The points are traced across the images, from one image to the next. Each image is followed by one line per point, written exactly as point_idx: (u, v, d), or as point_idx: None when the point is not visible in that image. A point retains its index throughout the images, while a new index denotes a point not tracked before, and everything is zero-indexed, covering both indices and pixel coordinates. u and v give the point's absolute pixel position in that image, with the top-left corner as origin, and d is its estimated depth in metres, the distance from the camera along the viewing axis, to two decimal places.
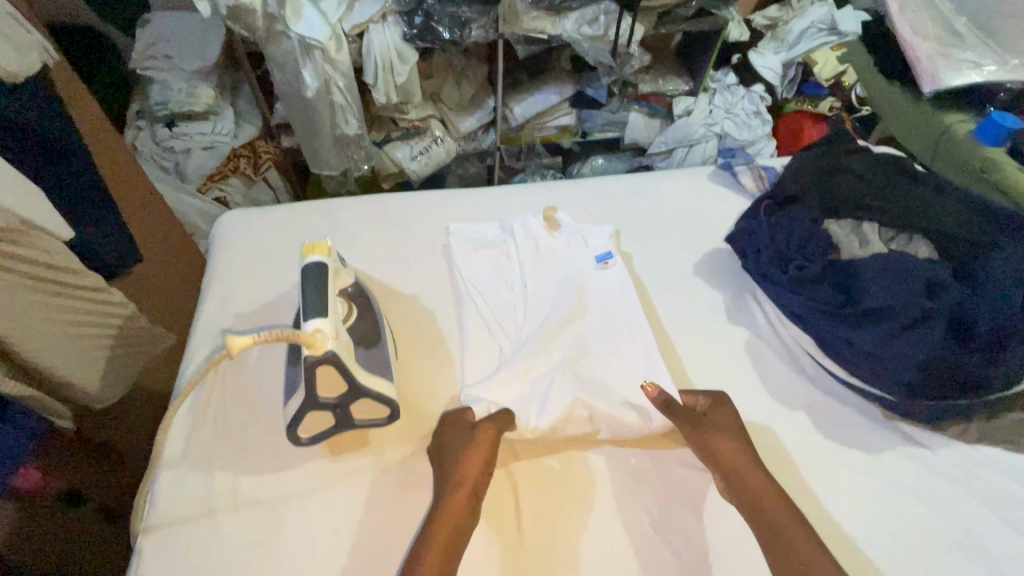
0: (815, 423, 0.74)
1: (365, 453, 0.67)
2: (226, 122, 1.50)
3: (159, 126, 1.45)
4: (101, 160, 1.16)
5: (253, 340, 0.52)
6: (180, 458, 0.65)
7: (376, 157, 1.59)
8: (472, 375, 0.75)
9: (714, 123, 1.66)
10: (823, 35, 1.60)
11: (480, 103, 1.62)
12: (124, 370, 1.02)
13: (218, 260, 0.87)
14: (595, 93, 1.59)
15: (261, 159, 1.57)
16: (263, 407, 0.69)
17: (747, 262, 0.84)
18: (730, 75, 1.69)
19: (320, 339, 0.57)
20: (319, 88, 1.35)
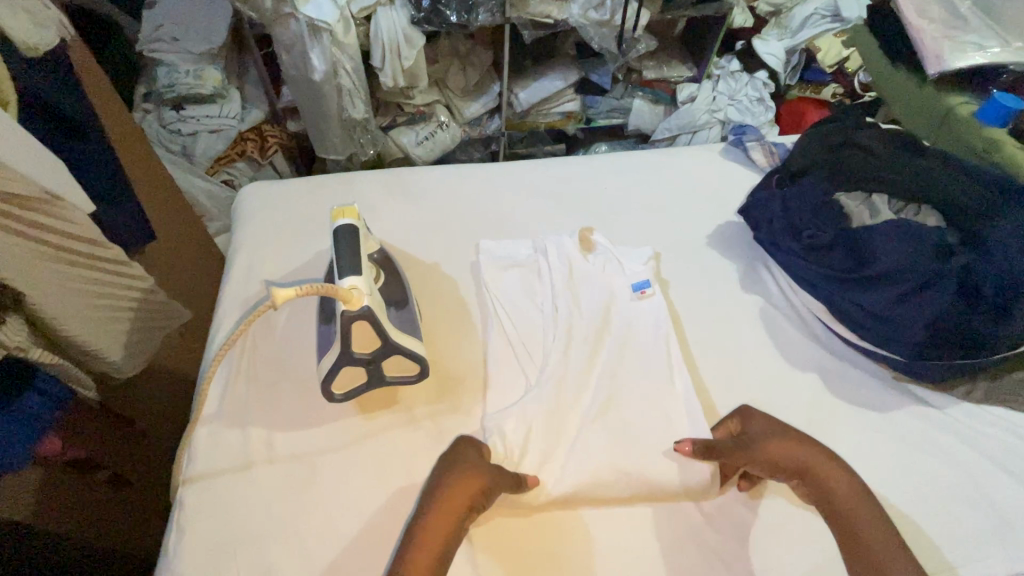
0: (826, 384, 0.76)
1: (394, 411, 0.69)
2: (232, 106, 1.51)
3: (166, 109, 1.46)
4: (117, 139, 1.17)
5: (296, 292, 0.56)
6: (216, 415, 0.67)
7: (381, 143, 1.63)
8: (498, 404, 0.71)
9: (718, 110, 1.68)
10: (826, 22, 1.63)
11: (485, 88, 1.62)
12: (142, 343, 1.04)
13: (242, 231, 0.89)
14: (601, 79, 1.62)
15: (268, 143, 1.60)
16: (294, 367, 0.71)
17: (761, 232, 0.87)
18: (733, 62, 1.69)
19: (357, 295, 0.59)
20: (327, 70, 1.36)
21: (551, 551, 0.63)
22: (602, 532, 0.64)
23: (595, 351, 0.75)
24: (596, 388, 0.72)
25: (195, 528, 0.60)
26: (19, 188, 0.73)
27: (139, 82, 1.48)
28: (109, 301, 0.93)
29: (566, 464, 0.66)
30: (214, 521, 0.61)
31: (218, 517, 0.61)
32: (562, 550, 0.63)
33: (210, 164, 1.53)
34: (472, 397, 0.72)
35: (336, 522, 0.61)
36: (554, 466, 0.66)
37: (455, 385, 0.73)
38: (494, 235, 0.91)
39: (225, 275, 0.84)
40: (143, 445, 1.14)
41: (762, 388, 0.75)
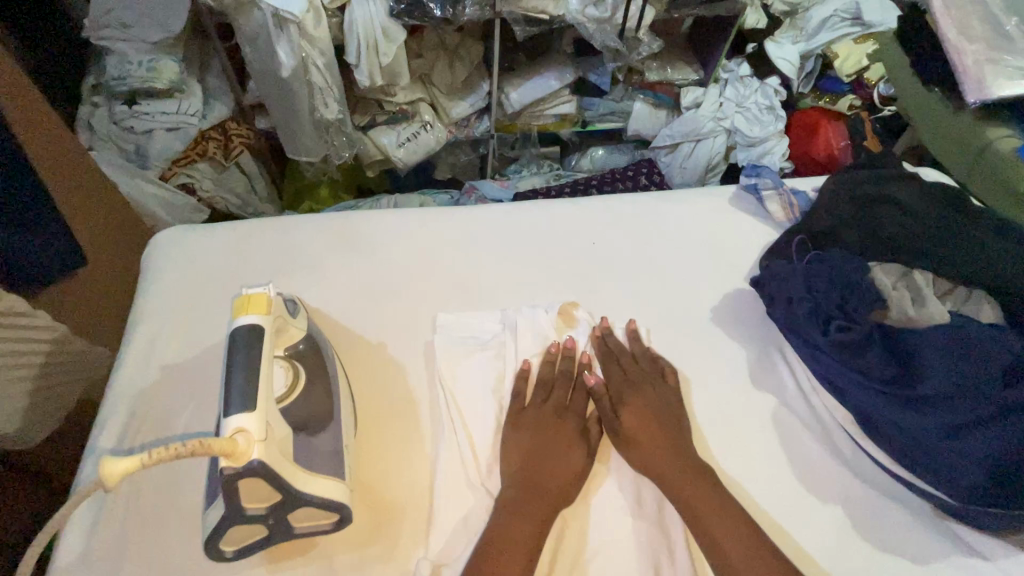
0: (852, 521, 0.62)
1: (309, 560, 0.55)
2: (193, 101, 1.29)
3: (117, 103, 1.25)
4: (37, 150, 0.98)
5: (140, 463, 0.39)
6: (77, 567, 0.52)
7: (359, 143, 1.42)
8: (443, 550, 0.56)
9: (725, 117, 1.48)
10: (846, 27, 1.44)
11: (473, 86, 1.44)
12: (52, 407, 0.92)
13: (149, 291, 0.73)
14: (598, 79, 1.45)
15: (232, 143, 1.38)
16: (183, 497, 0.56)
17: (777, 312, 0.72)
18: (743, 65, 1.50)
19: (242, 447, 0.44)
20: (295, 66, 1.18)
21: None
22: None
23: None
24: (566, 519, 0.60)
25: None
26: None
27: (90, 73, 1.28)
28: None
29: None
30: None
31: None
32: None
33: (166, 166, 1.31)
34: (412, 537, 0.58)
35: None
36: None
37: (391, 519, 0.58)
38: (458, 305, 0.75)
39: (119, 356, 0.68)
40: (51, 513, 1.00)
41: (770, 528, 0.61)
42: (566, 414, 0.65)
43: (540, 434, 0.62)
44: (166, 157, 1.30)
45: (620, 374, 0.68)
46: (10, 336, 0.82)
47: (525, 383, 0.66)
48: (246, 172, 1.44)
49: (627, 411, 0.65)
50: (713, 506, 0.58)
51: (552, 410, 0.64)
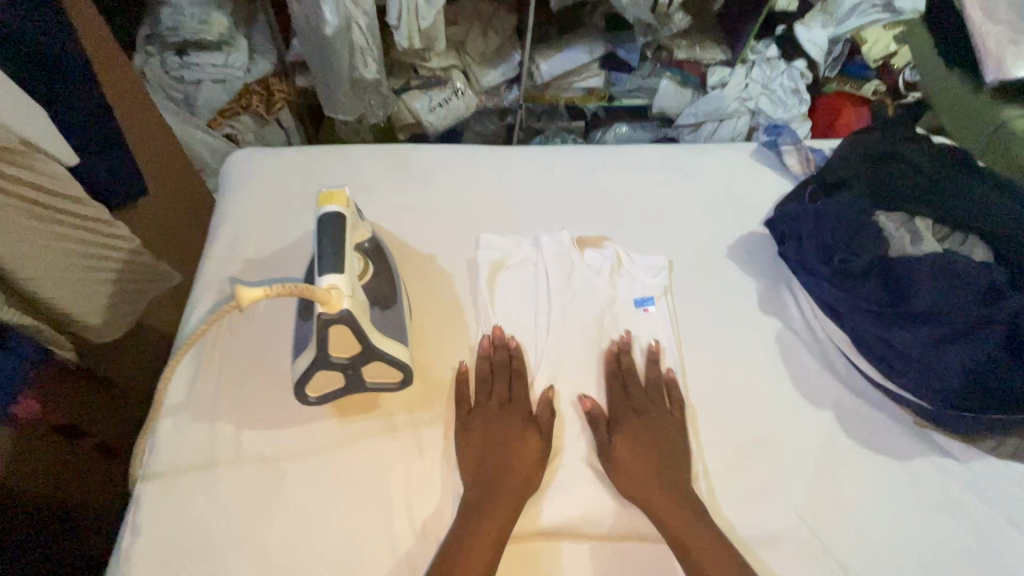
0: (842, 425, 0.71)
1: (374, 416, 0.65)
2: (239, 55, 1.37)
3: (169, 53, 1.33)
4: (111, 89, 1.07)
5: (266, 293, 0.49)
6: (182, 407, 0.63)
7: (392, 106, 1.50)
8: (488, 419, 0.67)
9: (750, 99, 1.54)
10: (876, 13, 1.38)
11: (506, 56, 1.50)
12: (127, 309, 1.02)
13: (228, 201, 0.82)
14: (628, 55, 1.50)
15: (274, 98, 1.46)
16: (269, 360, 0.66)
17: (789, 248, 0.80)
18: (772, 47, 1.53)
19: (336, 296, 0.54)
20: (339, 25, 1.23)
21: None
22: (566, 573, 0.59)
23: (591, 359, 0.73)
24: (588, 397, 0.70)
25: (150, 532, 0.56)
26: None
27: (142, 23, 1.33)
28: (73, 243, 0.88)
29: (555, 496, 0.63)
30: (173, 526, 0.57)
31: (178, 522, 0.57)
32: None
33: (212, 116, 1.41)
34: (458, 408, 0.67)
35: (300, 538, 0.58)
36: (541, 493, 0.63)
37: (441, 394, 0.68)
38: (496, 229, 0.83)
39: (204, 253, 0.78)
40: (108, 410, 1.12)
41: (770, 424, 0.70)
42: (508, 404, 0.67)
43: (489, 431, 0.65)
44: (212, 108, 1.39)
45: (623, 396, 0.69)
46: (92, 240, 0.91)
47: (510, 275, 0.78)
48: (284, 128, 1.53)
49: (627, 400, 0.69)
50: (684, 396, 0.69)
51: (497, 401, 0.67)
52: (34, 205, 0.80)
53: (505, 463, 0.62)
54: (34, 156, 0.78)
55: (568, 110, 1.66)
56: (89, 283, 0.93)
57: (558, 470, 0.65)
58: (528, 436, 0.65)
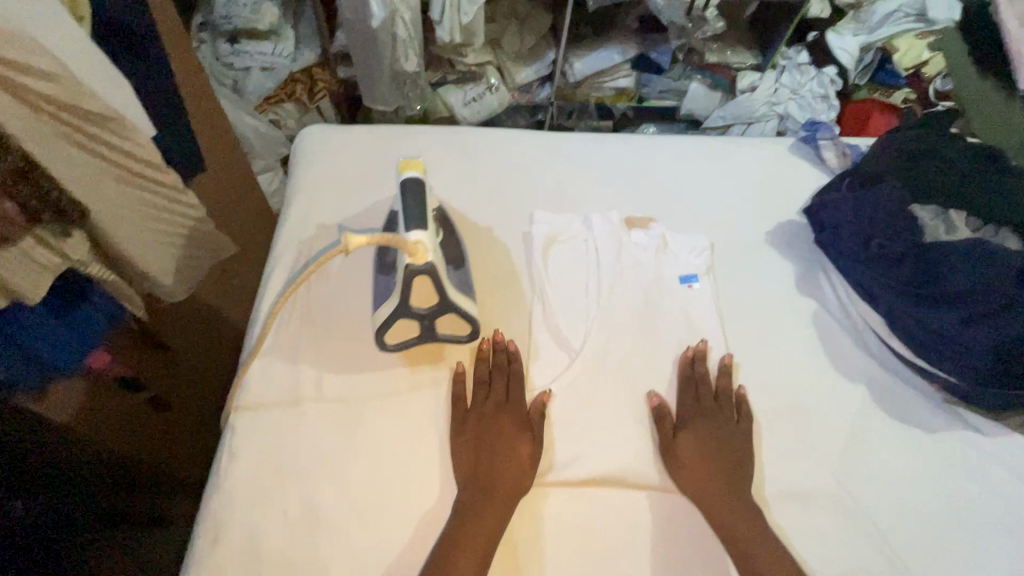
0: (874, 398, 0.75)
1: (440, 367, 0.71)
2: (286, 45, 1.44)
3: (221, 40, 1.39)
4: (181, 71, 1.08)
5: (367, 240, 0.58)
6: (271, 352, 0.70)
7: (429, 99, 1.52)
8: (542, 376, 0.73)
9: (778, 103, 1.57)
10: (909, 22, 1.45)
11: (539, 54, 1.54)
12: (193, 273, 1.02)
13: (302, 171, 0.89)
14: (659, 57, 1.55)
15: (317, 87, 1.54)
16: (347, 313, 0.73)
17: (826, 235, 0.84)
18: (802, 53, 1.58)
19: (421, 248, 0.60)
20: (384, 19, 1.28)
21: (538, 560, 0.62)
22: (616, 515, 0.65)
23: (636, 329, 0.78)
24: (635, 364, 0.76)
25: (245, 456, 0.63)
26: (88, 104, 0.69)
27: (196, 11, 1.40)
28: (152, 209, 0.86)
29: (605, 448, 0.69)
30: (264, 451, 0.64)
31: (269, 448, 0.64)
32: (578, 534, 0.64)
33: (258, 102, 1.47)
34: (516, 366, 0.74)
35: (377, 470, 0.64)
36: (591, 445, 0.69)
37: None
38: (548, 206, 0.89)
39: (280, 219, 0.84)
40: (167, 369, 1.18)
41: (805, 395, 0.75)
42: (505, 410, 0.69)
43: (481, 433, 0.66)
44: (258, 95, 1.45)
45: (693, 403, 0.72)
46: (167, 205, 0.88)
47: (563, 249, 0.84)
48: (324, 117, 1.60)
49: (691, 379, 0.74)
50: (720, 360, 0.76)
51: (494, 403, 0.69)
52: (119, 170, 0.78)
53: (508, 469, 0.64)
54: (124, 125, 0.74)
55: (598, 109, 1.71)
56: (164, 249, 0.91)
57: (606, 427, 0.71)
58: (522, 440, 0.67)
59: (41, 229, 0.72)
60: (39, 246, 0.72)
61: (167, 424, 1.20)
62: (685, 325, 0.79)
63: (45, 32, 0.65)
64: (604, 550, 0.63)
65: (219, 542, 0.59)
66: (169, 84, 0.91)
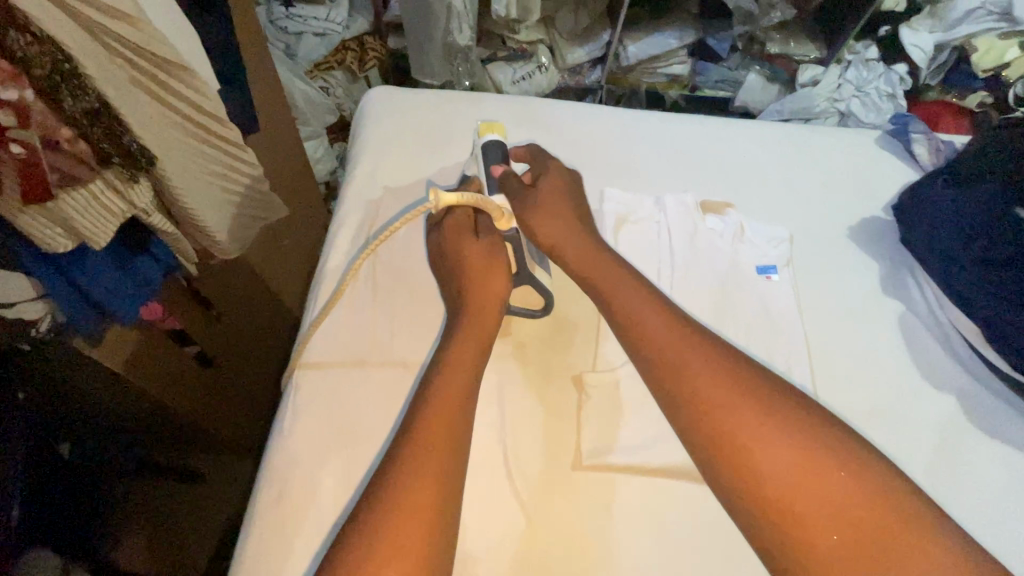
0: (965, 411, 0.71)
1: (505, 341, 0.70)
2: (340, 11, 1.40)
3: (276, 4, 1.37)
4: (242, 31, 1.04)
5: (456, 200, 0.64)
6: (337, 312, 0.70)
7: (478, 75, 1.47)
8: (610, 359, 0.70)
9: (840, 100, 1.44)
10: (989, 22, 1.29)
11: (594, 34, 1.46)
12: (243, 232, 0.98)
13: (368, 133, 0.87)
14: (718, 44, 1.48)
15: (368, 56, 1.50)
16: (414, 277, 0.73)
17: (918, 232, 0.79)
18: (871, 49, 1.44)
19: (506, 217, 0.67)
20: None
21: (605, 547, 0.60)
22: (686, 508, 0.63)
23: (710, 317, 0.74)
24: None
25: (309, 414, 0.63)
26: (163, 51, 0.67)
27: None
28: (210, 163, 0.83)
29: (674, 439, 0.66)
30: (326, 411, 0.63)
31: (332, 406, 0.64)
32: (646, 525, 0.62)
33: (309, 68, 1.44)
34: (584, 347, 0.71)
35: None
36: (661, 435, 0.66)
37: (568, 333, 0.72)
38: (619, 185, 0.85)
39: (347, 178, 0.83)
40: (211, 328, 1.13)
41: (889, 401, 0.71)
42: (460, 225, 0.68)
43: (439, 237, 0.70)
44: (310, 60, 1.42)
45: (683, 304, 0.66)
46: (224, 161, 0.85)
47: (636, 229, 0.80)
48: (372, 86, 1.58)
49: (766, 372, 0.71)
50: (796, 358, 0.72)
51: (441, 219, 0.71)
52: (181, 117, 0.75)
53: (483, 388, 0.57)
54: (188, 73, 0.71)
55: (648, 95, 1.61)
56: (220, 205, 0.88)
57: None
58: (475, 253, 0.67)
59: (110, 174, 0.68)
60: (107, 191, 0.69)
61: (205, 384, 1.17)
62: (763, 317, 0.75)
63: None
64: (673, 542, 0.61)
65: (284, 498, 0.59)
66: (232, 39, 0.88)
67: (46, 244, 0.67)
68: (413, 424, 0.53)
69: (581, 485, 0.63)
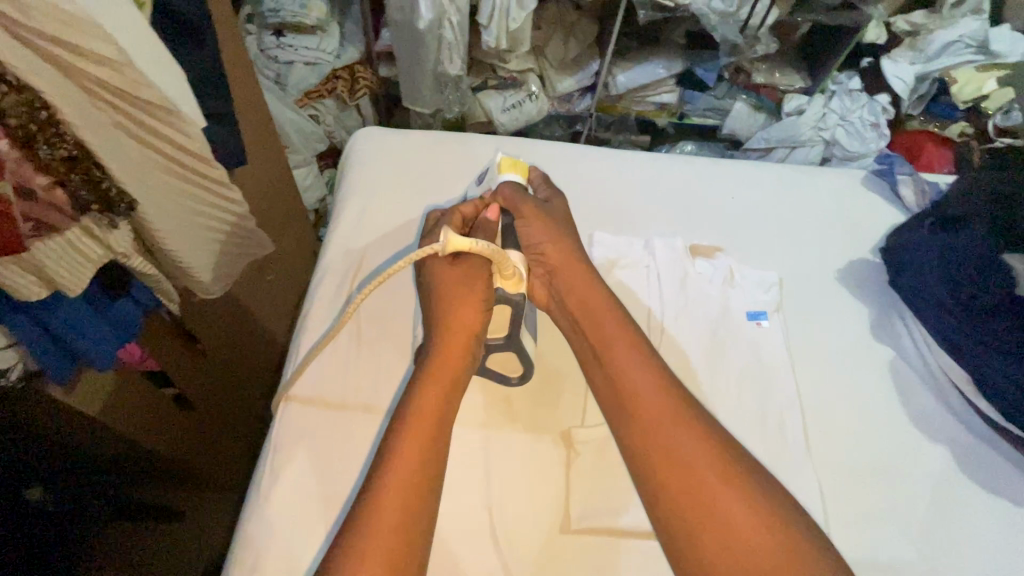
0: (958, 463, 0.70)
1: (490, 394, 0.69)
2: (331, 41, 1.40)
3: (267, 33, 1.35)
4: (232, 66, 1.03)
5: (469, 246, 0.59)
6: (317, 367, 0.68)
7: (468, 103, 1.47)
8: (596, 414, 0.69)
9: (826, 128, 1.44)
10: (969, 53, 1.34)
11: (583, 65, 1.47)
12: (228, 268, 0.95)
13: (354, 176, 0.86)
14: (705, 74, 1.45)
15: (359, 85, 1.49)
16: (397, 327, 0.72)
17: (905, 277, 0.79)
18: (854, 79, 1.47)
19: (515, 279, 0.63)
20: (432, 20, 1.23)
21: None
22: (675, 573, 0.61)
23: (699, 365, 0.73)
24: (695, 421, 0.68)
25: (289, 478, 0.62)
26: (143, 92, 0.65)
27: None
28: (194, 202, 0.80)
29: None
30: (305, 472, 0.62)
31: (313, 468, 0.62)
32: None
33: (299, 97, 1.42)
34: (571, 400, 0.70)
35: None
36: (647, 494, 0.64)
37: (557, 385, 0.70)
38: (608, 227, 0.85)
39: (332, 223, 0.82)
40: (194, 367, 1.10)
41: (881, 453, 0.70)
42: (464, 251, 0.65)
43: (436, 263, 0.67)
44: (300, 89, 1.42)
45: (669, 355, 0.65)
46: (209, 200, 0.82)
47: (627, 274, 0.79)
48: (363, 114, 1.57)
49: (756, 424, 0.70)
50: (787, 410, 0.71)
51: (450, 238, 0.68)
52: (164, 158, 0.73)
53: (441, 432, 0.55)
54: (175, 115, 0.69)
55: (638, 122, 1.63)
56: (205, 244, 0.85)
57: None
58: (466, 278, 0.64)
59: (88, 220, 0.66)
60: (84, 238, 0.66)
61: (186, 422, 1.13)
62: (753, 365, 0.74)
63: (107, 13, 0.60)
64: None
65: (257, 571, 0.57)
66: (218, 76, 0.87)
67: (20, 296, 0.63)
68: (404, 490, 0.51)
69: (569, 548, 0.61)
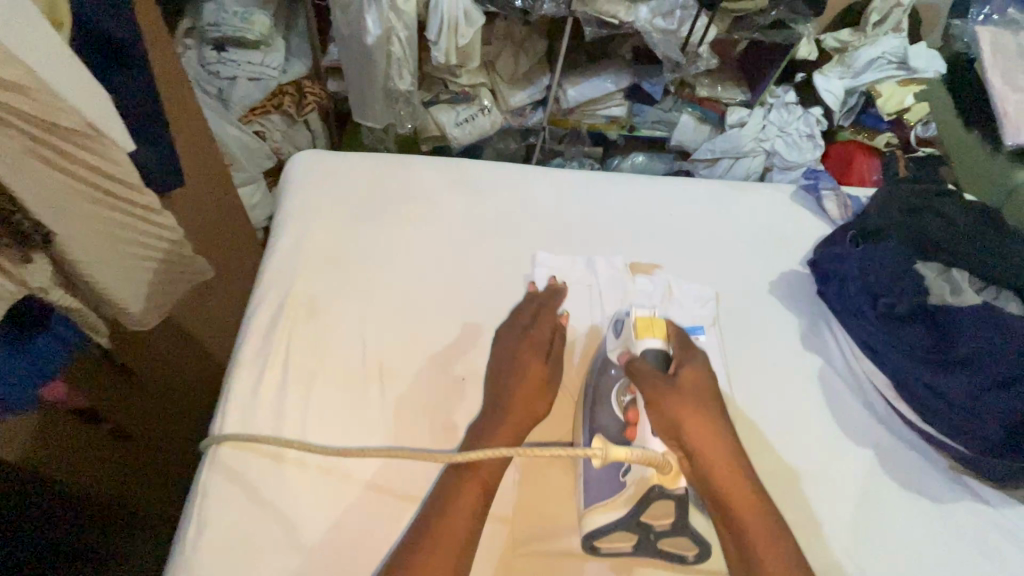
0: (882, 465, 0.74)
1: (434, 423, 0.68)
2: (275, 56, 1.37)
3: (206, 48, 1.32)
4: (165, 84, 0.99)
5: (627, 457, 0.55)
6: (251, 403, 0.67)
7: (420, 118, 1.45)
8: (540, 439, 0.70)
9: (766, 139, 1.51)
10: (892, 69, 1.43)
11: (533, 79, 1.48)
12: (165, 297, 0.89)
13: (292, 201, 0.84)
14: (653, 88, 1.48)
15: (306, 100, 1.45)
16: (336, 359, 0.71)
17: (831, 288, 0.84)
18: (790, 92, 1.53)
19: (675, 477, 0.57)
20: (380, 35, 1.22)
21: None
22: None
23: None
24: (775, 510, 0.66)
25: (221, 520, 0.60)
26: (61, 119, 0.60)
27: (184, 16, 1.33)
28: (122, 231, 0.74)
29: None
30: (235, 512, 0.60)
31: (246, 510, 0.61)
32: None
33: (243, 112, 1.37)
34: None
35: (359, 540, 0.60)
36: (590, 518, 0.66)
37: None
38: (552, 246, 0.86)
39: (269, 249, 0.80)
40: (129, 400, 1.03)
41: (813, 460, 0.73)
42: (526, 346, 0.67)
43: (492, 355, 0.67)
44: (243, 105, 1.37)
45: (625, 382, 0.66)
46: (139, 227, 0.77)
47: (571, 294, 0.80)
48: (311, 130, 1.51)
49: None
50: None
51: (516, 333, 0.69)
52: (85, 185, 0.67)
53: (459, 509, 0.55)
54: (99, 141, 0.65)
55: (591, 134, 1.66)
56: (134, 273, 0.80)
57: None
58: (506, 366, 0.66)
59: None
60: None
61: (122, 457, 1.06)
62: None
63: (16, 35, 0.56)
64: None
65: None
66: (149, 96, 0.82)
67: None
68: None
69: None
